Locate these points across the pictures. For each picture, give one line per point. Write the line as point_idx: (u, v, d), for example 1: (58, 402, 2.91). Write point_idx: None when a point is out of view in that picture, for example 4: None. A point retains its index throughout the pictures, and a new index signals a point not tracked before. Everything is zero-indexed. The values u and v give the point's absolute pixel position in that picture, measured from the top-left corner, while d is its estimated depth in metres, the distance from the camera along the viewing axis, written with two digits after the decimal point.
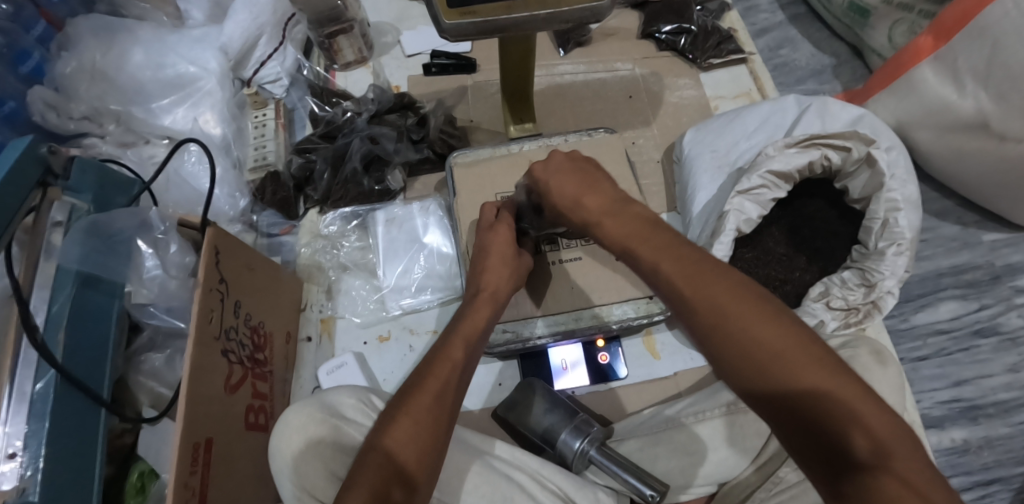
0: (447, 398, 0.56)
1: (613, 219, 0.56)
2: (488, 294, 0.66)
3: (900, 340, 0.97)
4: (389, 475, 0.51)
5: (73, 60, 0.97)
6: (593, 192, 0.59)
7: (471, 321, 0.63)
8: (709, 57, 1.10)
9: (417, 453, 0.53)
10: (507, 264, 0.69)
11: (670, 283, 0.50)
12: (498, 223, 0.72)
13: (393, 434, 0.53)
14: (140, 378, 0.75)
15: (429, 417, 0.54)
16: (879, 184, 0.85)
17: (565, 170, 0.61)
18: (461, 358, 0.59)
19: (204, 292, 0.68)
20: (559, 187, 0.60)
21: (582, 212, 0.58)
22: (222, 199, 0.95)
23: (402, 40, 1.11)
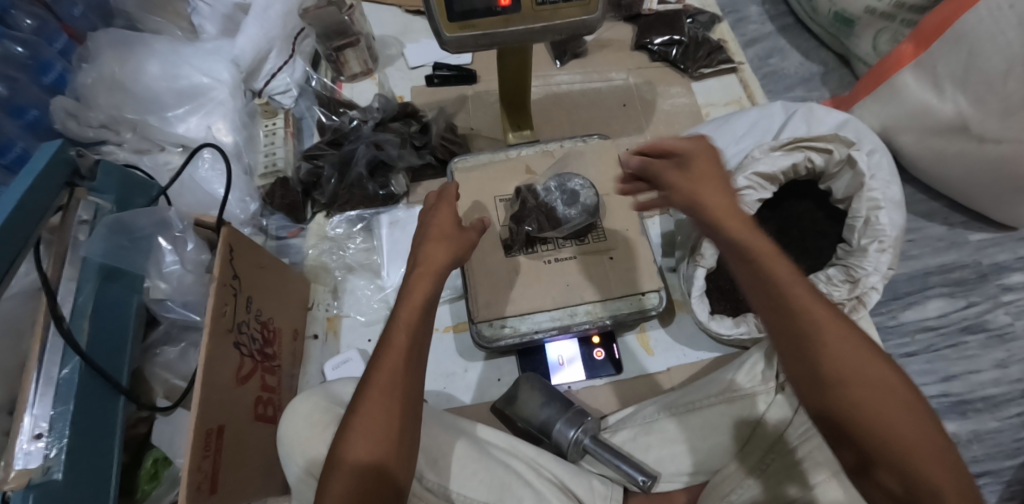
0: (396, 392, 0.60)
1: (750, 231, 0.59)
2: (427, 271, 0.66)
3: (890, 337, 1.00)
4: (364, 479, 0.57)
5: (93, 72, 1.03)
6: (720, 197, 0.61)
7: (410, 300, 0.64)
8: (700, 67, 1.14)
9: (384, 454, 0.58)
10: (444, 240, 0.69)
11: (791, 302, 0.55)
12: (443, 213, 0.71)
13: (355, 444, 0.58)
14: (155, 369, 0.79)
15: (382, 421, 0.59)
16: (861, 184, 0.89)
17: (705, 169, 0.62)
18: (406, 345, 0.62)
19: (219, 287, 0.72)
20: (694, 184, 0.62)
21: (713, 212, 0.60)
22: (234, 203, 1.00)
23: (406, 53, 1.16)
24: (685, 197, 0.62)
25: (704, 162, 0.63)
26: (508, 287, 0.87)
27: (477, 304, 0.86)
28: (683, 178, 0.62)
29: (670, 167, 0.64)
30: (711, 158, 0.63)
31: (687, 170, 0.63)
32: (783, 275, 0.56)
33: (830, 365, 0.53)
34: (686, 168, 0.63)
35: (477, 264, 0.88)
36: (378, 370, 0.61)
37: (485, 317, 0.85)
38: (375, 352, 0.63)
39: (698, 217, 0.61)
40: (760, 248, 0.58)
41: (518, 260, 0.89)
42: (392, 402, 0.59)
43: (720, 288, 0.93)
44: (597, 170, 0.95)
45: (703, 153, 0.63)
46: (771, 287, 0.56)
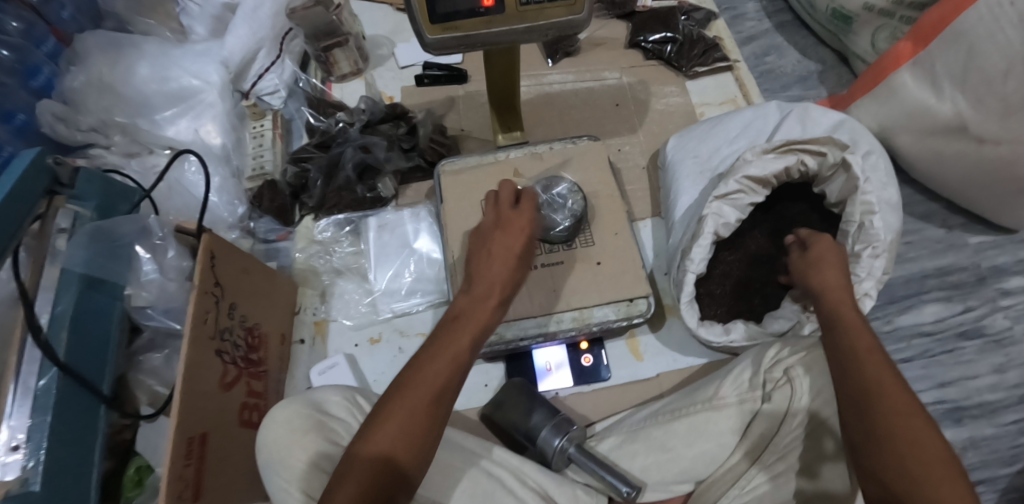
0: (437, 397, 0.56)
1: (844, 306, 0.71)
2: (498, 293, 0.62)
3: (885, 342, 0.98)
4: (384, 475, 0.53)
5: (81, 75, 1.01)
6: (837, 281, 0.74)
7: (478, 310, 0.60)
8: (695, 65, 1.12)
9: (409, 452, 0.54)
10: (507, 256, 0.63)
11: (860, 349, 0.65)
12: (505, 230, 0.66)
13: (381, 435, 0.54)
14: (139, 376, 0.79)
15: (419, 420, 0.55)
16: (855, 187, 0.86)
17: (832, 254, 0.77)
18: (464, 361, 0.58)
19: (199, 294, 0.72)
20: (819, 264, 0.77)
21: (825, 283, 0.74)
22: (221, 205, 1.00)
23: (396, 53, 1.15)
24: (803, 275, 0.78)
25: (824, 247, 0.78)
26: None
27: None
28: (804, 259, 0.79)
29: (797, 252, 0.81)
30: (834, 247, 0.78)
31: (808, 254, 0.79)
32: (860, 334, 0.66)
33: (878, 392, 0.61)
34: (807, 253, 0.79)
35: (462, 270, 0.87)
36: (426, 368, 0.57)
37: None
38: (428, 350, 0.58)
39: (812, 285, 0.75)
40: (850, 320, 0.69)
41: None
42: (430, 402, 0.56)
43: (711, 293, 0.92)
44: (587, 173, 0.94)
45: (827, 243, 0.79)
46: (843, 336, 0.67)
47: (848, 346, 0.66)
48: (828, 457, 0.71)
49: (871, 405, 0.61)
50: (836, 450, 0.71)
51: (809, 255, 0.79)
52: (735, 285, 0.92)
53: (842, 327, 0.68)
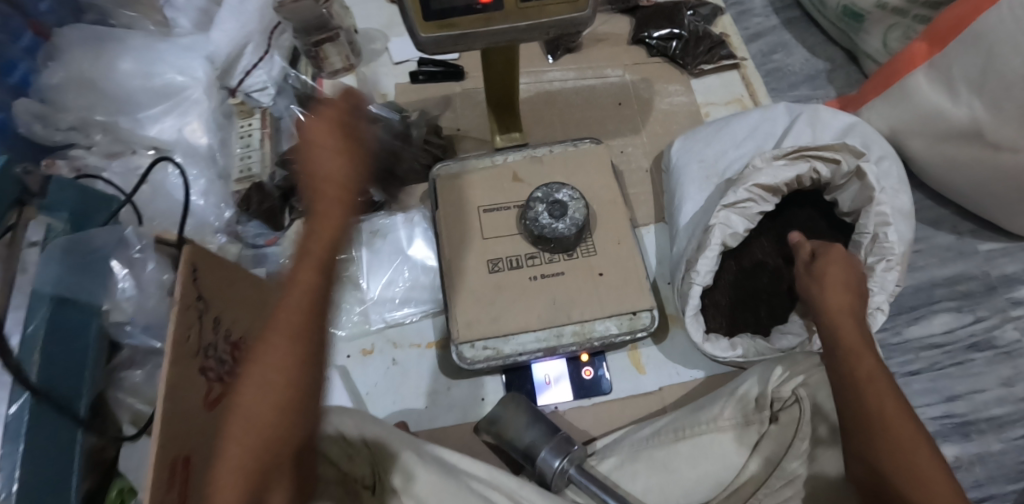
0: (291, 367, 0.50)
1: (849, 326, 0.68)
2: (325, 233, 0.53)
3: (893, 354, 0.96)
4: (264, 459, 0.49)
5: (60, 71, 0.96)
6: (843, 296, 0.71)
7: (319, 234, 0.53)
8: (701, 63, 1.08)
9: (282, 427, 0.50)
10: (349, 175, 0.55)
11: (863, 377, 0.64)
12: (337, 151, 0.54)
13: (236, 425, 0.49)
14: (120, 395, 0.76)
15: (274, 393, 0.50)
16: (869, 197, 0.83)
17: (835, 264, 0.73)
18: (309, 308, 0.52)
19: (181, 309, 0.68)
20: (824, 276, 0.73)
21: (829, 300, 0.70)
22: (208, 209, 0.97)
23: (390, 47, 1.10)
24: (806, 291, 0.74)
25: (829, 258, 0.74)
26: (491, 306, 0.82)
27: (458, 324, 0.82)
28: (808, 270, 0.75)
29: (803, 258, 0.77)
30: (838, 257, 0.74)
31: (813, 265, 0.75)
32: (865, 360, 0.65)
33: (889, 429, 0.61)
34: (812, 263, 0.75)
35: (457, 281, 0.83)
36: (269, 343, 0.50)
37: (468, 339, 0.81)
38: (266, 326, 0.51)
39: (814, 301, 0.72)
40: (851, 343, 0.66)
41: (502, 276, 0.84)
42: (281, 371, 0.50)
43: (717, 305, 0.88)
44: (589, 178, 0.90)
45: (831, 251, 0.75)
46: (846, 366, 0.65)
47: (855, 376, 0.64)
48: (821, 441, 0.71)
49: (874, 439, 0.61)
50: (829, 434, 0.71)
51: (813, 267, 0.75)
52: (742, 296, 0.89)
53: (849, 352, 0.66)
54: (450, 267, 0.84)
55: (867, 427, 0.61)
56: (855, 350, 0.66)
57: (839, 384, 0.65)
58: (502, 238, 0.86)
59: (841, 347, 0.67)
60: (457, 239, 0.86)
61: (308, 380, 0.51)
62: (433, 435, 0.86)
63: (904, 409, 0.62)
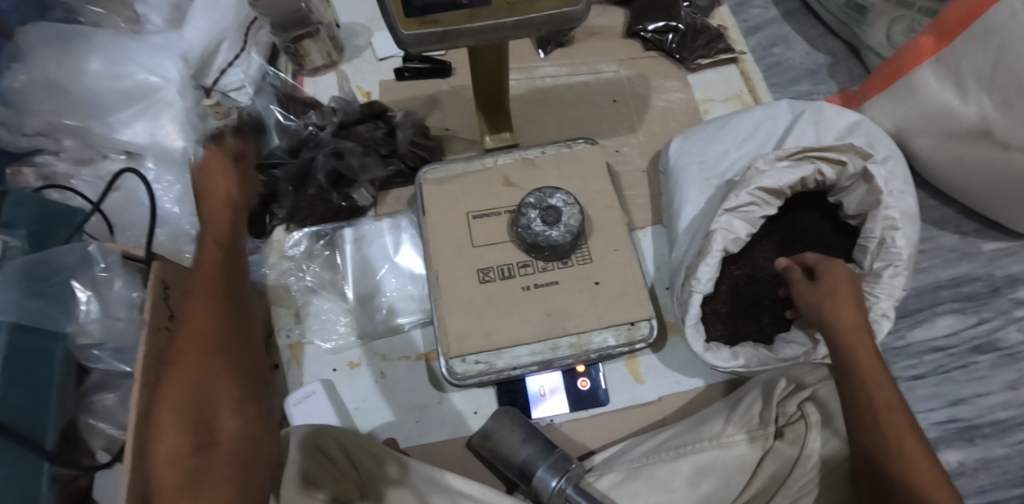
0: (205, 330, 0.59)
1: (865, 352, 0.68)
2: (213, 240, 0.65)
3: (896, 359, 0.93)
4: (188, 406, 0.54)
5: (22, 74, 0.91)
6: (856, 319, 0.70)
7: (213, 231, 0.65)
8: (698, 58, 1.03)
9: (206, 372, 0.57)
10: (226, 203, 0.66)
11: (880, 409, 0.65)
12: (214, 175, 0.66)
13: (178, 378, 0.56)
14: (91, 420, 0.71)
15: (205, 345, 0.58)
16: (877, 201, 0.79)
17: (843, 283, 0.72)
18: (219, 284, 0.63)
19: (150, 332, 0.65)
20: (833, 298, 0.71)
21: (842, 324, 0.70)
22: (182, 218, 0.91)
23: (374, 42, 1.05)
24: (815, 309, 0.72)
25: (836, 276, 0.73)
26: (483, 318, 0.79)
27: (448, 337, 0.78)
28: (814, 289, 0.73)
29: (800, 277, 0.75)
30: (845, 276, 0.73)
31: (819, 284, 0.73)
32: (881, 389, 0.66)
33: (907, 463, 0.62)
34: (816, 282, 0.74)
35: (446, 292, 0.79)
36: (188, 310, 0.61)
37: (460, 353, 0.77)
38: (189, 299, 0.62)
39: (826, 323, 0.71)
40: (871, 371, 0.67)
41: (494, 287, 0.80)
42: (207, 327, 0.60)
43: (718, 312, 0.85)
44: (585, 182, 0.86)
45: (834, 269, 0.74)
46: (864, 396, 0.66)
47: (873, 407, 0.65)
48: (812, 425, 0.73)
49: (888, 470, 0.62)
50: (819, 418, 0.73)
51: (821, 287, 0.73)
52: (743, 303, 0.86)
53: (863, 382, 0.66)
54: (439, 277, 0.80)
55: (884, 460, 0.63)
56: (874, 376, 0.67)
57: (855, 416, 0.66)
58: (494, 246, 0.82)
59: (857, 375, 0.67)
60: (446, 248, 0.82)
61: (236, 336, 0.61)
62: (423, 451, 0.83)
63: (918, 436, 0.64)
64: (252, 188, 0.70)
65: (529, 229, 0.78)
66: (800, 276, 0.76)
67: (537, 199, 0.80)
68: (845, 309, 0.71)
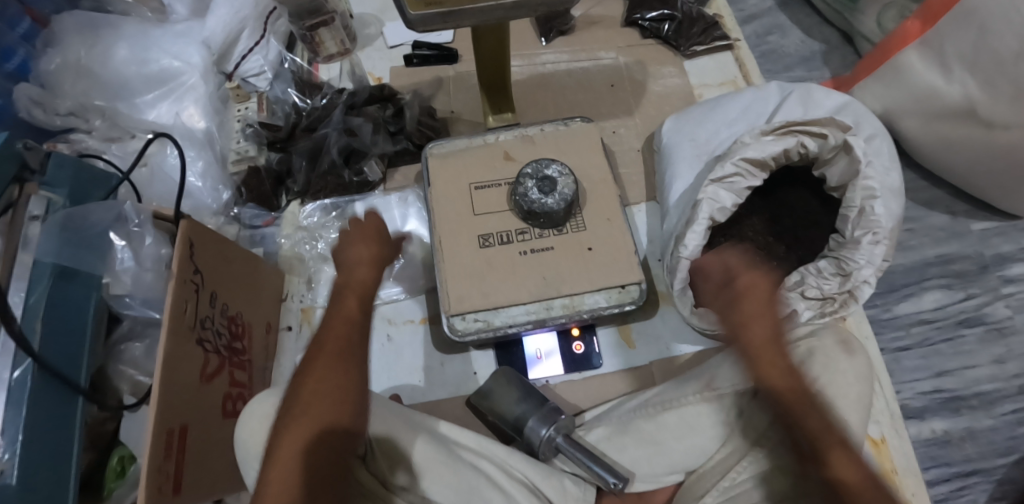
0: (324, 393, 0.60)
1: (790, 383, 0.61)
2: (354, 289, 0.66)
3: (883, 331, 0.96)
4: (301, 470, 0.56)
5: (57, 58, 0.99)
6: (773, 352, 0.60)
7: (354, 280, 0.66)
8: (694, 44, 1.08)
9: (321, 435, 0.58)
10: (371, 263, 0.67)
11: (809, 435, 0.61)
12: (361, 257, 0.67)
13: (290, 440, 0.58)
14: (120, 367, 0.78)
15: (322, 413, 0.59)
16: (856, 171, 0.84)
17: (760, 319, 0.59)
18: (344, 350, 0.62)
19: (177, 283, 0.69)
20: (751, 331, 0.59)
21: (761, 363, 0.60)
22: (205, 192, 0.98)
23: (385, 32, 1.12)
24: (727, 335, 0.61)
25: (753, 306, 0.59)
26: (482, 280, 0.84)
27: (450, 297, 0.83)
28: (729, 317, 0.60)
29: (714, 278, 0.63)
30: (762, 299, 0.59)
31: (727, 298, 0.61)
32: (808, 415, 0.61)
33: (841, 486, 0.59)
34: (730, 301, 0.60)
35: (448, 256, 0.85)
36: (308, 369, 0.61)
37: (459, 311, 0.82)
38: (314, 353, 0.62)
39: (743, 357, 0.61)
40: (791, 402, 0.61)
41: (493, 251, 0.85)
42: (331, 390, 0.60)
43: None
44: (580, 157, 0.91)
45: (750, 289, 0.60)
46: (793, 421, 0.62)
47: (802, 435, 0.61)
48: (830, 437, 0.69)
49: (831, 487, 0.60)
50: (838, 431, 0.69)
51: (737, 317, 0.60)
52: None
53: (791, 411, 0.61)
54: (442, 243, 0.86)
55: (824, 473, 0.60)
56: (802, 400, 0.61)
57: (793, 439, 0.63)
58: (494, 214, 0.87)
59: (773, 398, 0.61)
60: (449, 217, 0.87)
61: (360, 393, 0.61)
62: (425, 409, 0.88)
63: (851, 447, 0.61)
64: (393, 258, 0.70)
65: (529, 196, 0.83)
66: (715, 288, 0.63)
67: (536, 169, 0.85)
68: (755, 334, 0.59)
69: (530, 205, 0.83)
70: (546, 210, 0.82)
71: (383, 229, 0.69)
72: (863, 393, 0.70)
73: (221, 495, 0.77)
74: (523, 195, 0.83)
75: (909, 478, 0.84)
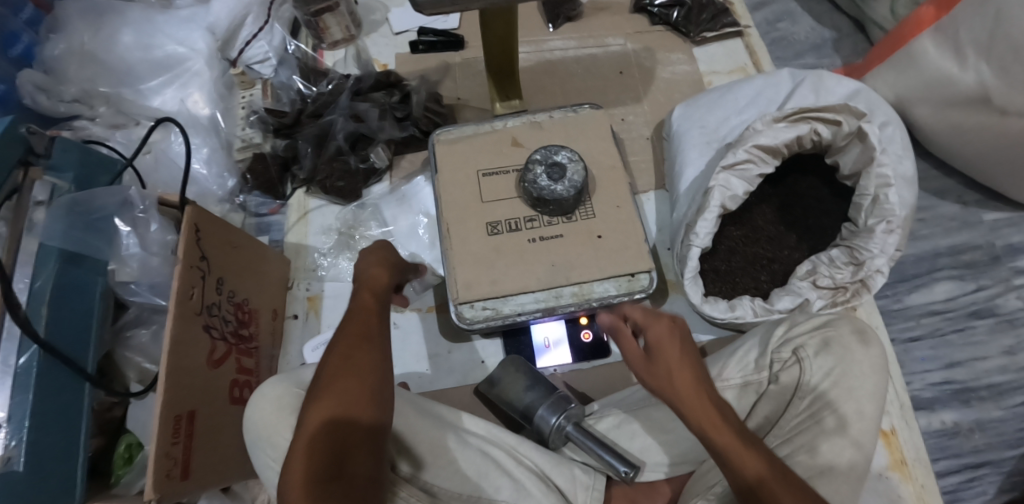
0: (346, 367, 0.57)
1: (723, 430, 0.57)
2: (367, 287, 0.66)
3: (893, 321, 0.96)
4: (331, 439, 0.53)
5: (61, 43, 0.98)
6: (699, 400, 0.58)
7: (370, 281, 0.67)
8: (704, 31, 1.07)
9: (352, 405, 0.55)
10: (384, 264, 0.69)
11: (754, 483, 0.55)
12: (374, 264, 0.69)
13: (324, 414, 0.54)
14: (127, 354, 0.78)
15: (351, 385, 0.56)
16: (871, 158, 0.82)
17: (680, 368, 0.59)
18: (365, 331, 0.60)
19: (183, 269, 0.68)
20: (671, 381, 0.59)
21: (689, 408, 0.57)
22: (210, 179, 0.97)
23: (391, 18, 1.11)
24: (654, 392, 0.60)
25: (672, 355, 0.60)
26: (490, 267, 0.83)
27: (458, 284, 0.82)
28: (651, 369, 0.60)
29: (631, 351, 0.61)
30: (678, 343, 0.60)
31: (653, 359, 0.60)
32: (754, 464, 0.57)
33: None
34: (652, 357, 0.60)
35: (456, 243, 0.84)
36: (335, 347, 0.59)
37: (468, 299, 0.82)
38: (341, 340, 0.60)
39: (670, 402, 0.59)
40: (729, 447, 0.56)
41: (502, 239, 0.84)
42: (358, 364, 0.57)
43: (717, 269, 0.89)
44: (589, 143, 0.90)
45: (666, 343, 0.61)
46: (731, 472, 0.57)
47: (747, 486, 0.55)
48: (827, 432, 0.67)
49: None
50: (836, 425, 0.68)
51: (657, 367, 0.60)
52: (741, 261, 0.89)
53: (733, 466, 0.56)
54: (450, 230, 0.85)
55: None
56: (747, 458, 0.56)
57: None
58: (502, 201, 0.86)
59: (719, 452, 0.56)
60: (456, 204, 0.86)
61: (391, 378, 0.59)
62: (433, 397, 0.88)
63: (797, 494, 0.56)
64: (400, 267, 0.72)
65: (538, 182, 0.82)
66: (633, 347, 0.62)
67: (546, 155, 0.84)
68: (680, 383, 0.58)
69: (539, 191, 0.81)
70: (553, 195, 0.81)
71: (388, 248, 0.73)
72: (877, 384, 0.70)
73: (227, 483, 0.76)
74: (531, 179, 0.82)
75: (919, 469, 0.84)
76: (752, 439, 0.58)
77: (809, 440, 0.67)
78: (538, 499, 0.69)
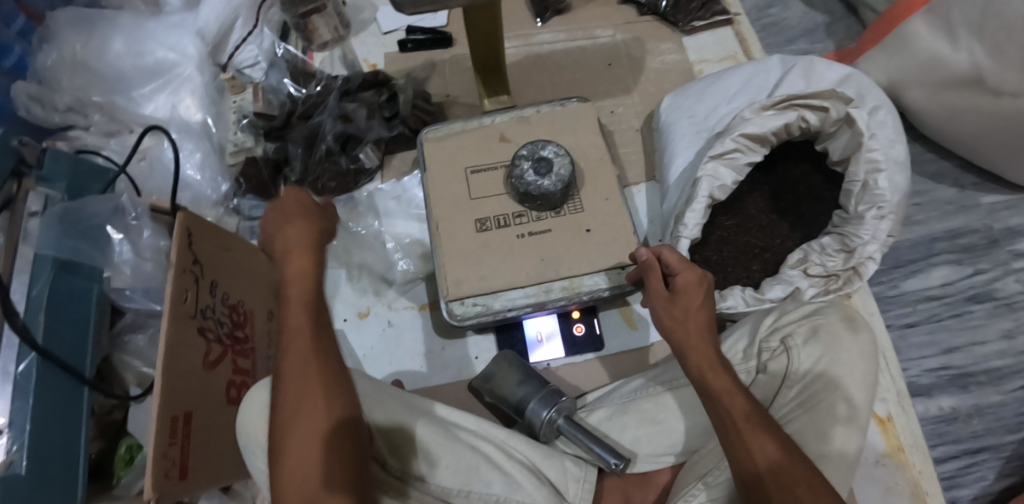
0: (313, 364, 0.57)
1: (717, 370, 0.61)
2: (297, 282, 0.60)
3: (889, 307, 0.95)
4: (329, 440, 0.54)
5: (53, 53, 0.99)
6: (705, 352, 0.61)
7: (294, 271, 0.61)
8: (694, 19, 1.07)
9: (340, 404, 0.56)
10: (313, 239, 0.62)
11: (741, 420, 0.57)
12: (298, 237, 0.61)
13: (298, 421, 0.55)
14: (125, 358, 0.79)
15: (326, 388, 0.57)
16: (859, 144, 0.82)
17: (697, 316, 0.63)
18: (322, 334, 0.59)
19: (176, 273, 0.70)
20: (685, 323, 0.63)
21: (698, 362, 0.61)
22: (204, 183, 0.99)
23: (379, 17, 1.12)
24: (664, 328, 0.64)
25: (694, 299, 0.63)
26: (479, 263, 0.83)
27: (448, 281, 0.83)
28: (671, 308, 0.64)
29: (660, 292, 0.65)
30: (701, 292, 0.64)
31: (674, 299, 0.64)
32: (755, 440, 0.56)
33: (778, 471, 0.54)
34: (674, 297, 0.64)
35: (446, 241, 0.85)
36: (303, 351, 0.58)
37: (458, 296, 0.82)
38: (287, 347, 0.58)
39: (674, 346, 0.63)
40: (723, 389, 0.59)
41: (490, 235, 0.85)
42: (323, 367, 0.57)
43: (708, 260, 0.88)
44: (576, 136, 0.90)
45: (692, 287, 0.64)
46: (715, 406, 0.59)
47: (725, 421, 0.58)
48: (839, 419, 0.66)
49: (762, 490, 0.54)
50: (848, 413, 0.67)
51: (677, 307, 0.64)
52: (733, 250, 0.89)
53: (738, 429, 0.57)
54: (439, 227, 0.85)
55: (744, 441, 0.56)
56: (745, 422, 0.57)
57: (748, 490, 0.55)
58: (490, 197, 0.87)
59: (708, 389, 0.60)
60: (446, 200, 0.87)
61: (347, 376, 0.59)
62: (427, 393, 0.89)
63: (780, 432, 0.57)
64: (331, 232, 0.65)
65: (523, 174, 0.82)
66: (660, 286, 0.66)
67: (532, 150, 0.84)
68: (686, 326, 0.63)
69: (528, 185, 0.81)
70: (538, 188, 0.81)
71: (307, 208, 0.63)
72: (867, 372, 0.69)
73: (225, 482, 0.78)
74: (513, 172, 0.83)
75: (916, 455, 0.84)
76: (758, 407, 0.59)
77: (817, 426, 0.66)
78: (530, 492, 0.69)
